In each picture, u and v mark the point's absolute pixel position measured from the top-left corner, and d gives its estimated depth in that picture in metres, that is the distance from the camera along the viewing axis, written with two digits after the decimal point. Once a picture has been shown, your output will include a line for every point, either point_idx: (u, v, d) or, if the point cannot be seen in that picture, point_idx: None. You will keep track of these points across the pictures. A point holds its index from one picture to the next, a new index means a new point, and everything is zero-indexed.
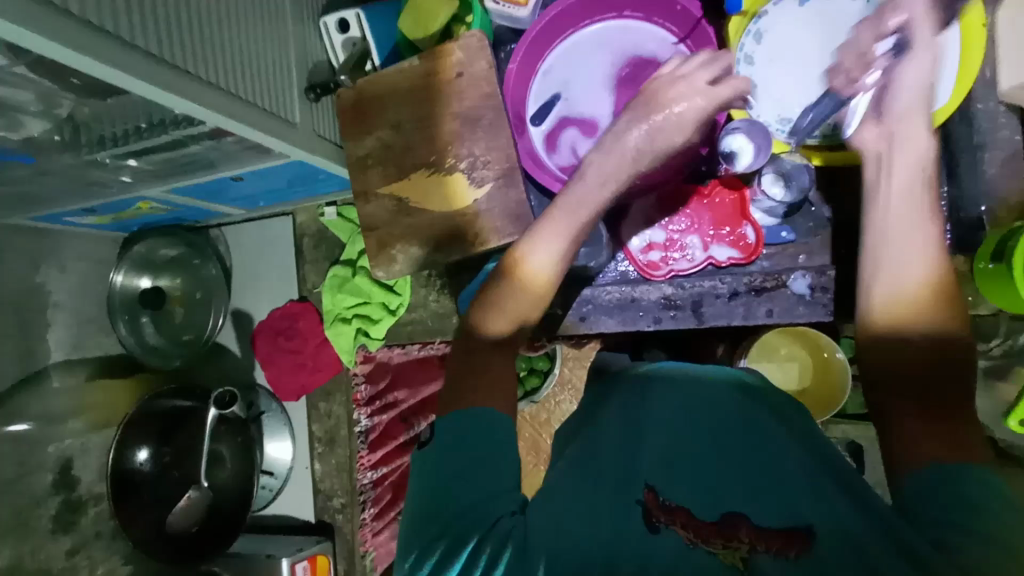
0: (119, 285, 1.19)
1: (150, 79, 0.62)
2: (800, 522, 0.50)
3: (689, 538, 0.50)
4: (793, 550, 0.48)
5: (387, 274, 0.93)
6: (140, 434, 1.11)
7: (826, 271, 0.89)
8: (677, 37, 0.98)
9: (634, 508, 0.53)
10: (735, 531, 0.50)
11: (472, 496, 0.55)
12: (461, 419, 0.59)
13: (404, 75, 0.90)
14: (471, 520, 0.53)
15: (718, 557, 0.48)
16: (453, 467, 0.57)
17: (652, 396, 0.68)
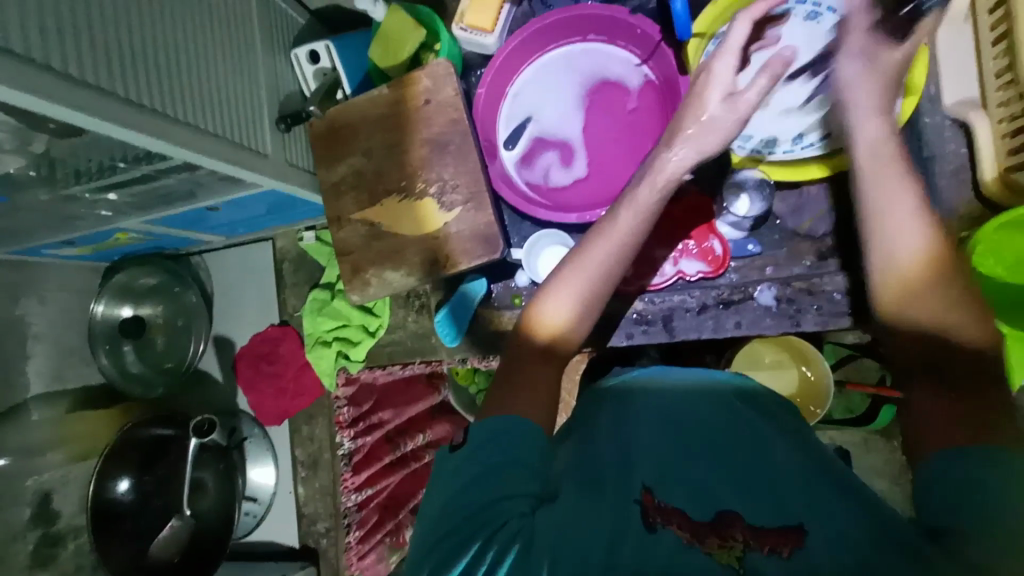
0: (100, 315, 1.20)
1: (117, 120, 0.64)
2: (793, 522, 0.52)
3: (685, 537, 0.52)
4: (786, 548, 0.50)
5: (361, 297, 0.94)
6: (120, 464, 1.11)
7: (791, 282, 0.91)
8: (640, 58, 1.01)
9: (634, 507, 0.55)
10: (733, 529, 0.52)
11: (483, 497, 0.55)
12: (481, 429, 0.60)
13: (374, 102, 0.93)
14: (482, 520, 0.54)
15: (714, 557, 0.49)
16: (464, 475, 0.57)
17: (639, 409, 0.71)
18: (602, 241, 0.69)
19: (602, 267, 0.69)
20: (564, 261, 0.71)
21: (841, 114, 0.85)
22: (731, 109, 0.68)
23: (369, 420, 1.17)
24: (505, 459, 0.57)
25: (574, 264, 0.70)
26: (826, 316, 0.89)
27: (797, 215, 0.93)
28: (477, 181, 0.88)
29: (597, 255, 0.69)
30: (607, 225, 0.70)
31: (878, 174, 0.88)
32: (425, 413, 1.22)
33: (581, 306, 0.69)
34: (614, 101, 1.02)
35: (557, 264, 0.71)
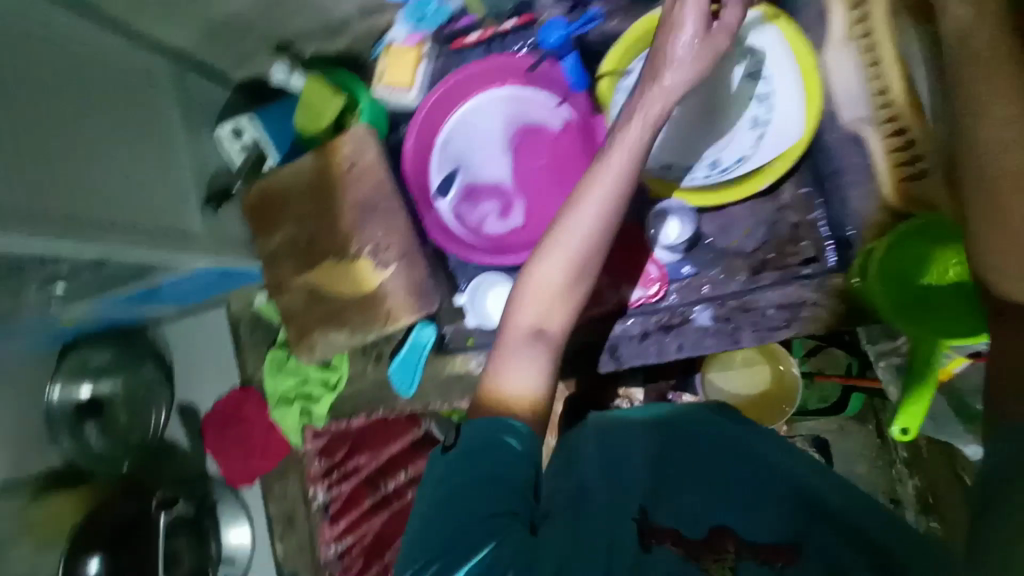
0: (57, 399, 1.19)
1: (17, 232, 0.66)
2: (787, 541, 0.65)
3: (680, 553, 0.62)
4: (782, 559, 0.62)
5: (310, 359, 0.96)
6: (91, 544, 1.11)
7: (725, 301, 0.95)
8: (558, 98, 1.00)
9: (632, 533, 0.64)
10: (727, 544, 0.63)
11: (484, 510, 0.58)
12: (494, 435, 0.63)
13: (298, 172, 0.94)
14: (489, 528, 0.57)
15: (706, 567, 0.61)
16: (461, 492, 0.60)
17: (617, 435, 0.81)
18: (537, 312, 0.70)
19: (540, 350, 0.69)
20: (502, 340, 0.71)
21: (748, 137, 0.90)
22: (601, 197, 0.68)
23: (343, 468, 1.24)
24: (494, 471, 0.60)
25: (501, 384, 0.67)
26: (762, 332, 0.92)
27: (727, 232, 0.97)
28: (406, 237, 0.90)
29: (529, 338, 0.70)
30: (537, 306, 0.70)
31: (797, 188, 0.94)
32: (401, 453, 1.19)
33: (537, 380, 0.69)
34: (538, 143, 1.01)
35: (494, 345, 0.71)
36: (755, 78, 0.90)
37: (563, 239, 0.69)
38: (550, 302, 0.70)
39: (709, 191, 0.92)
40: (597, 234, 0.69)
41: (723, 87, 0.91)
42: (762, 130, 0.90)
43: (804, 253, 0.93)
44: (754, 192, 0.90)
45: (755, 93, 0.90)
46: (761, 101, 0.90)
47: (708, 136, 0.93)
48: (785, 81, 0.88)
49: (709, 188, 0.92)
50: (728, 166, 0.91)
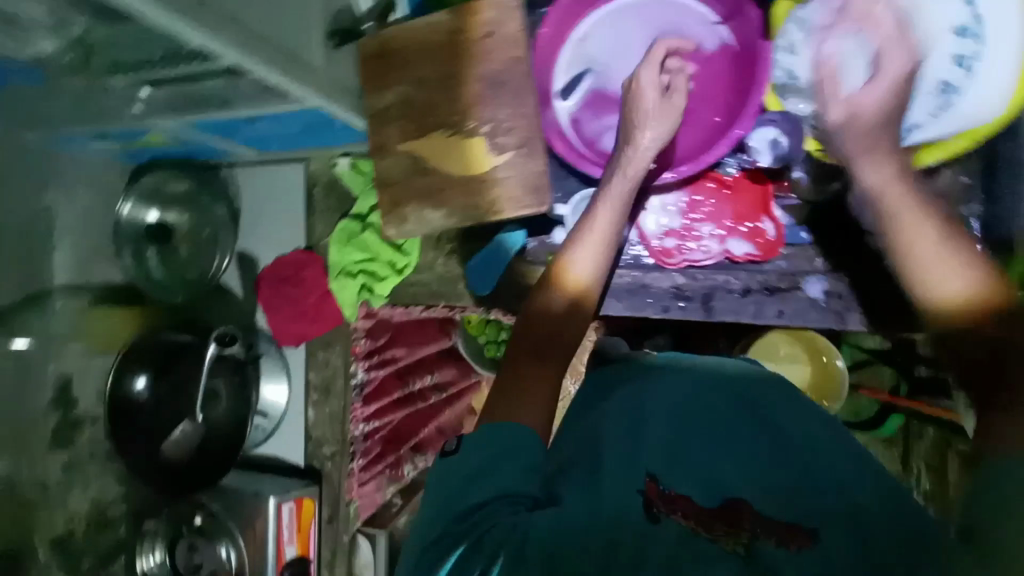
0: (125, 217, 1.18)
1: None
2: (799, 525, 0.51)
3: (690, 526, 0.50)
4: (795, 542, 0.48)
5: (397, 233, 0.91)
6: (137, 362, 1.14)
7: (842, 277, 0.87)
8: (720, 17, 0.89)
9: (636, 496, 0.53)
10: (742, 521, 0.51)
11: (464, 505, 0.52)
12: (494, 433, 0.56)
13: (430, 29, 0.86)
14: (465, 527, 0.50)
15: (718, 543, 0.47)
16: (447, 485, 0.54)
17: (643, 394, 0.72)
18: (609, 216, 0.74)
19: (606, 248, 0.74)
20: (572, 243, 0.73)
21: (933, 102, 0.80)
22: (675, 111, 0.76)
23: (381, 355, 1.21)
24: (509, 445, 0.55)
25: (515, 374, 0.64)
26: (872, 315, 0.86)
27: None
28: (533, 127, 0.84)
29: (599, 239, 0.74)
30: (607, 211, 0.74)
31: (958, 175, 0.83)
32: (434, 356, 1.22)
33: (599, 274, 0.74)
34: (686, 62, 0.90)
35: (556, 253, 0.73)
36: (964, 35, 0.78)
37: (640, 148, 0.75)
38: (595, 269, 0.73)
39: None
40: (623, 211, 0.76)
41: (924, 38, 0.80)
42: (949, 97, 0.79)
43: None
44: (922, 164, 0.80)
45: (958, 53, 0.79)
46: (959, 65, 0.79)
47: None
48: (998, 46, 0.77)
49: None
50: (897, 131, 0.81)
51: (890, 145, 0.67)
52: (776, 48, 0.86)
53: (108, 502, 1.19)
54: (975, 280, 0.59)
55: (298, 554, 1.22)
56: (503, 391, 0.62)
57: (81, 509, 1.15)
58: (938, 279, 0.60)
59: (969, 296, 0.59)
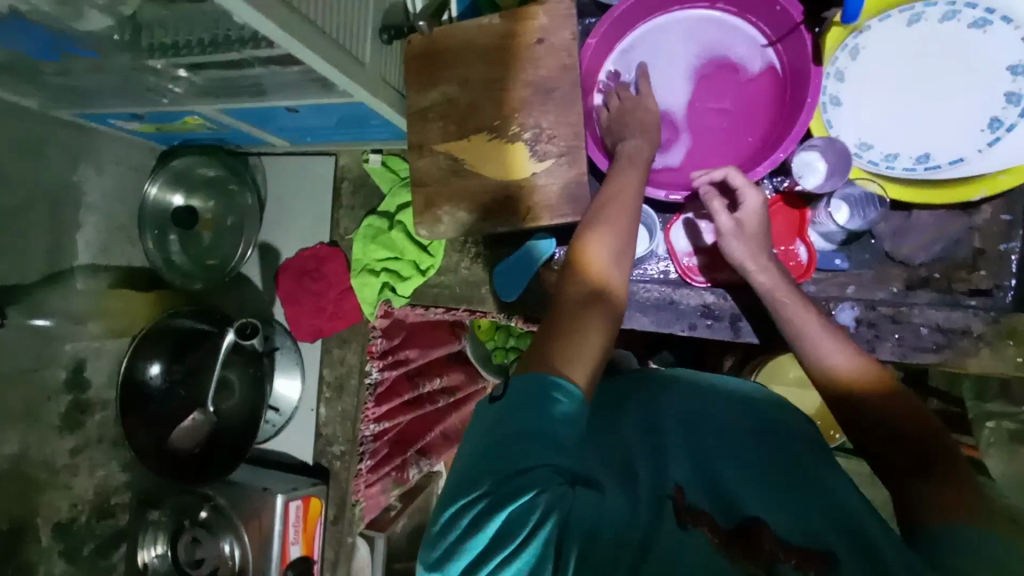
0: (153, 197, 1.20)
1: None
2: (821, 546, 0.49)
3: (715, 542, 0.48)
4: (814, 566, 0.47)
5: (430, 233, 0.90)
6: (155, 349, 1.12)
7: (877, 306, 0.85)
8: (768, 39, 0.89)
9: (667, 502, 0.52)
10: (763, 541, 0.48)
11: (511, 465, 0.47)
12: (541, 391, 0.51)
13: (481, 31, 0.87)
14: (514, 486, 0.45)
15: (740, 563, 0.45)
16: (492, 443, 0.49)
17: (663, 400, 0.72)
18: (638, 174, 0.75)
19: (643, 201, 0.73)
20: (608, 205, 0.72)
21: (979, 138, 0.80)
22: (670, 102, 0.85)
23: (394, 356, 1.21)
24: (551, 399, 0.50)
25: (547, 337, 0.58)
26: (905, 349, 0.84)
27: (898, 237, 0.87)
28: (576, 135, 0.84)
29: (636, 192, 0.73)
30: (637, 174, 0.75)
31: (998, 213, 0.84)
32: (443, 358, 1.23)
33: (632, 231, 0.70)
34: (729, 82, 0.90)
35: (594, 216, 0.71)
36: (1016, 73, 0.78)
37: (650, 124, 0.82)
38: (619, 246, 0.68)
39: (907, 187, 0.83)
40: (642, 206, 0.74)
41: (973, 74, 0.80)
42: (998, 135, 0.80)
43: (976, 283, 0.85)
44: (960, 199, 0.81)
45: (1009, 90, 0.79)
46: (1010, 103, 0.79)
47: (928, 129, 0.83)
48: None
49: (905, 184, 0.84)
50: (940, 165, 0.82)
51: (769, 251, 0.77)
52: (826, 74, 0.86)
53: (113, 489, 1.19)
54: (851, 357, 0.68)
55: (301, 553, 1.22)
56: (537, 353, 0.56)
57: (85, 496, 1.14)
58: (825, 356, 0.69)
59: (852, 374, 0.66)
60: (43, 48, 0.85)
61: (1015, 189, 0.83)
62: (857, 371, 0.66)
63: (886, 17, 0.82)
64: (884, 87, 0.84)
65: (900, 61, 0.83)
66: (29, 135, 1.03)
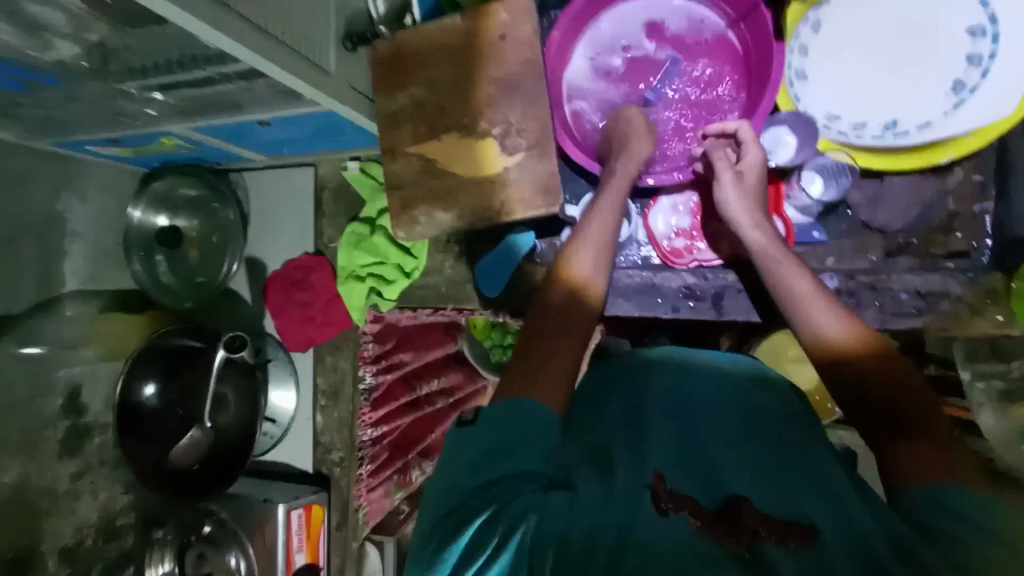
0: (137, 221, 1.22)
1: None
2: (804, 519, 0.49)
3: (695, 525, 0.49)
4: (798, 541, 0.47)
5: (408, 235, 0.90)
6: (148, 369, 1.13)
7: (855, 275, 0.85)
8: (730, 18, 0.89)
9: (645, 491, 0.52)
10: (745, 520, 0.48)
11: (481, 479, 0.50)
12: (509, 410, 0.55)
13: (443, 31, 0.87)
14: (484, 497, 0.49)
15: (723, 546, 0.46)
16: (461, 458, 0.53)
17: (653, 384, 0.73)
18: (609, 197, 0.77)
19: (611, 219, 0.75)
20: (575, 233, 0.75)
21: (943, 102, 0.81)
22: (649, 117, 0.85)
23: (388, 360, 1.22)
24: (519, 421, 0.54)
25: (533, 350, 0.62)
26: (887, 315, 0.84)
27: (874, 206, 0.87)
28: (544, 128, 0.84)
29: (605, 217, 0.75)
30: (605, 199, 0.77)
31: (971, 174, 0.85)
32: (440, 360, 1.24)
33: (602, 258, 0.72)
34: (694, 67, 0.91)
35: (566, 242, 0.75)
36: (976, 35, 0.79)
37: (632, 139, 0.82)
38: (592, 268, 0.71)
39: (876, 155, 0.84)
40: (616, 225, 0.76)
41: (934, 39, 0.81)
42: (963, 97, 0.80)
43: (952, 246, 0.85)
44: (926, 164, 0.82)
45: (970, 52, 0.79)
46: (972, 64, 0.79)
47: (894, 96, 0.83)
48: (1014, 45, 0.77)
49: (876, 152, 0.84)
50: (908, 131, 0.82)
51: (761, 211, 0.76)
52: (789, 49, 0.86)
53: (117, 511, 1.20)
54: (849, 325, 0.65)
55: (307, 560, 1.24)
56: (524, 364, 0.61)
57: (89, 519, 1.16)
58: (820, 324, 0.66)
59: (842, 337, 0.64)
60: (8, 79, 0.85)
61: (984, 149, 0.83)
62: (855, 340, 0.63)
63: None
64: (848, 58, 0.84)
65: (861, 31, 0.83)
66: (8, 169, 1.04)
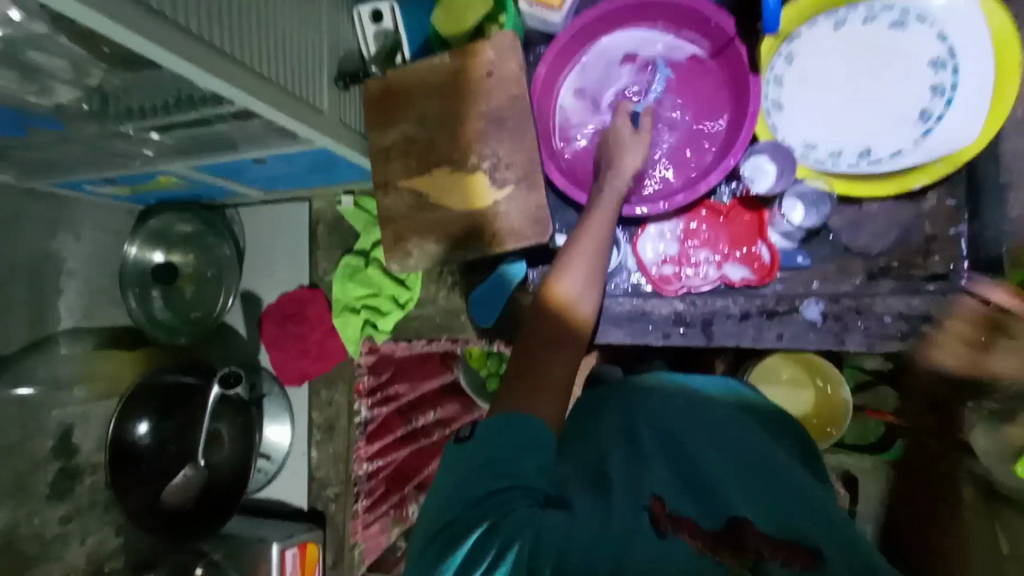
0: (132, 258, 1.23)
1: (184, 35, 0.64)
2: (805, 543, 0.51)
3: (697, 546, 0.49)
4: (798, 563, 0.48)
5: (401, 267, 0.92)
6: (141, 406, 1.12)
7: (840, 299, 0.87)
8: (708, 52, 0.93)
9: (642, 513, 0.52)
10: (748, 541, 0.49)
11: (479, 491, 0.53)
12: (509, 427, 0.57)
13: (433, 70, 0.91)
14: (483, 510, 0.51)
15: (726, 567, 0.47)
16: (459, 473, 0.55)
17: (647, 406, 0.74)
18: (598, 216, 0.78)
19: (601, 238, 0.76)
20: (565, 250, 0.76)
21: (911, 130, 0.84)
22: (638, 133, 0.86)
23: (384, 393, 1.25)
24: (514, 437, 0.56)
25: (525, 372, 0.65)
26: (873, 338, 0.85)
27: (854, 230, 0.90)
28: (531, 160, 0.87)
29: (595, 236, 0.76)
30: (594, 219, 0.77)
31: (943, 199, 0.87)
32: (437, 390, 1.23)
33: (591, 279, 0.74)
34: (678, 98, 0.94)
35: (555, 258, 0.75)
36: (938, 67, 0.83)
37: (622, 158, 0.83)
38: (582, 288, 0.73)
39: (856, 181, 0.86)
40: (606, 247, 0.77)
41: (899, 71, 0.85)
42: (930, 125, 0.84)
43: (933, 268, 0.87)
44: (899, 189, 0.84)
45: (933, 84, 0.83)
46: (936, 95, 0.83)
47: (866, 125, 0.87)
48: (973, 77, 0.81)
49: (855, 178, 0.87)
50: (880, 158, 0.86)
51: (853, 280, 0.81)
52: (765, 82, 0.90)
53: (107, 554, 1.18)
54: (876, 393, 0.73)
55: None
56: (516, 385, 0.64)
57: (78, 564, 1.14)
58: None
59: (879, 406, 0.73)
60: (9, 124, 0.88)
61: (956, 173, 0.86)
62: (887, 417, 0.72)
63: (814, 26, 0.88)
64: (819, 88, 0.88)
65: (831, 64, 0.87)
66: (5, 209, 1.06)
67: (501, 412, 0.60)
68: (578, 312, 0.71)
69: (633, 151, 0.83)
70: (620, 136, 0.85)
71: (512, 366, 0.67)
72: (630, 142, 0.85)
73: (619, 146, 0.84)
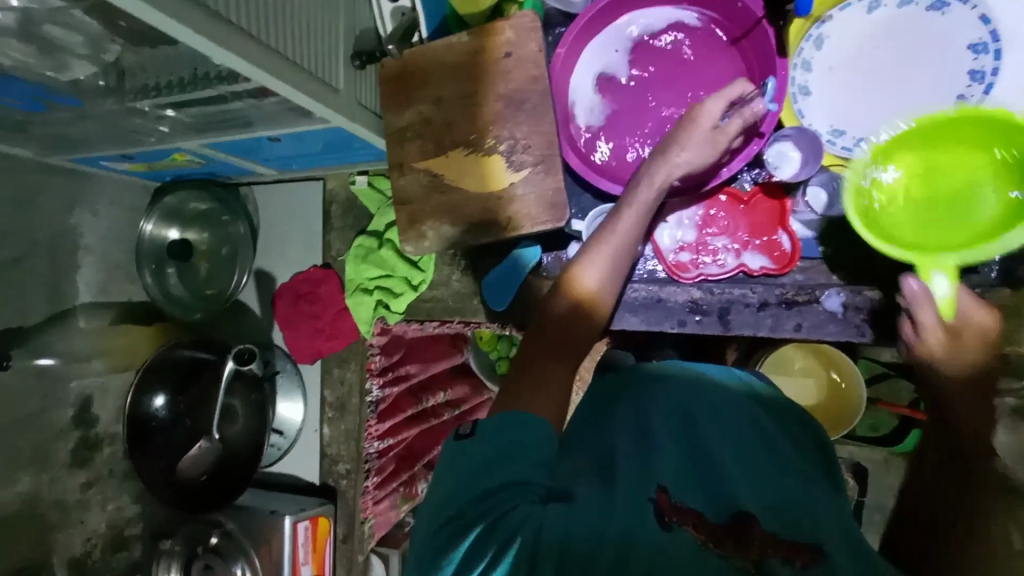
0: (148, 235, 1.24)
1: (199, 12, 0.63)
2: (810, 541, 0.50)
3: (701, 539, 0.49)
4: (802, 559, 0.48)
5: (415, 249, 0.92)
6: (157, 381, 1.14)
7: (863, 291, 0.84)
8: (733, 36, 0.90)
9: (647, 505, 0.51)
10: (753, 535, 0.49)
11: (481, 486, 0.51)
12: (516, 426, 0.56)
13: (450, 50, 0.89)
14: (481, 507, 0.50)
15: (729, 560, 0.47)
16: (461, 467, 0.54)
17: (655, 393, 0.73)
18: (630, 220, 0.73)
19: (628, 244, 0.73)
20: (590, 244, 0.73)
21: None
22: (712, 134, 0.74)
23: (394, 373, 1.20)
24: (518, 436, 0.55)
25: (530, 378, 0.63)
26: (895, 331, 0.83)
27: None
28: (550, 144, 0.85)
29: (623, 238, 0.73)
30: (625, 216, 0.73)
31: None
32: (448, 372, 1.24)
33: (614, 279, 0.72)
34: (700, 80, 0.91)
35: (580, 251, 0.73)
36: (977, 51, 0.79)
37: (677, 156, 0.73)
38: (605, 283, 0.71)
39: None
40: (631, 249, 0.74)
41: (937, 55, 0.81)
42: None
43: None
44: None
45: (972, 68, 0.80)
46: (974, 80, 0.80)
47: (899, 112, 0.84)
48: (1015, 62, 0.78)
49: None
50: None
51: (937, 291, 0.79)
52: (793, 66, 0.87)
53: (125, 521, 1.21)
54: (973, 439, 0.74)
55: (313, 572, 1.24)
56: (522, 385, 0.62)
57: (97, 530, 1.17)
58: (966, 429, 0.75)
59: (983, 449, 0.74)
60: (26, 99, 0.88)
61: None
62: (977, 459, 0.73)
63: (847, 6, 0.84)
64: (852, 74, 0.85)
65: (865, 47, 0.84)
66: (25, 184, 1.07)
67: (512, 409, 0.58)
68: (597, 306, 0.71)
69: (688, 152, 0.73)
70: (692, 132, 0.73)
71: (521, 362, 0.66)
72: (693, 140, 0.73)
73: (682, 141, 0.73)
